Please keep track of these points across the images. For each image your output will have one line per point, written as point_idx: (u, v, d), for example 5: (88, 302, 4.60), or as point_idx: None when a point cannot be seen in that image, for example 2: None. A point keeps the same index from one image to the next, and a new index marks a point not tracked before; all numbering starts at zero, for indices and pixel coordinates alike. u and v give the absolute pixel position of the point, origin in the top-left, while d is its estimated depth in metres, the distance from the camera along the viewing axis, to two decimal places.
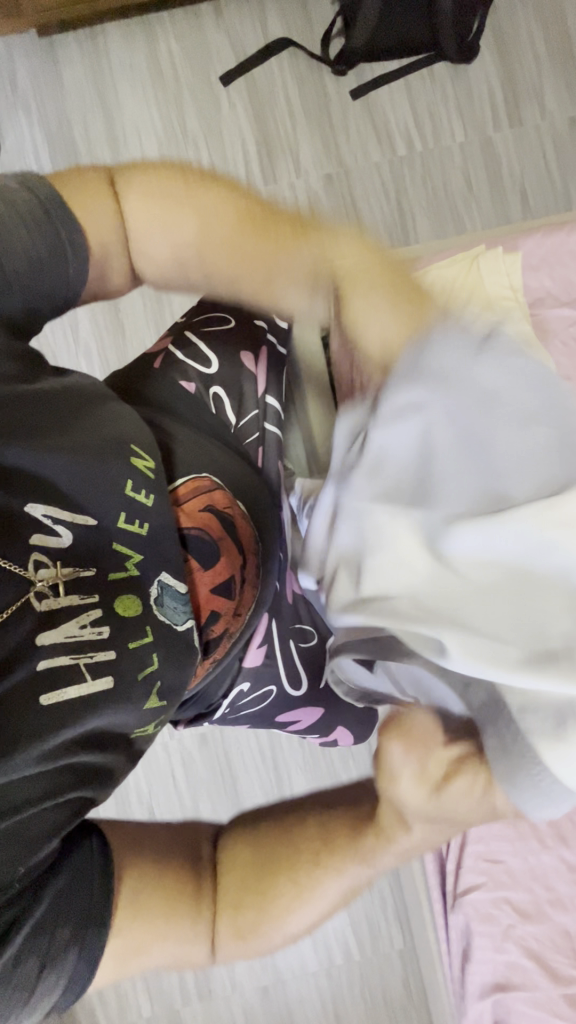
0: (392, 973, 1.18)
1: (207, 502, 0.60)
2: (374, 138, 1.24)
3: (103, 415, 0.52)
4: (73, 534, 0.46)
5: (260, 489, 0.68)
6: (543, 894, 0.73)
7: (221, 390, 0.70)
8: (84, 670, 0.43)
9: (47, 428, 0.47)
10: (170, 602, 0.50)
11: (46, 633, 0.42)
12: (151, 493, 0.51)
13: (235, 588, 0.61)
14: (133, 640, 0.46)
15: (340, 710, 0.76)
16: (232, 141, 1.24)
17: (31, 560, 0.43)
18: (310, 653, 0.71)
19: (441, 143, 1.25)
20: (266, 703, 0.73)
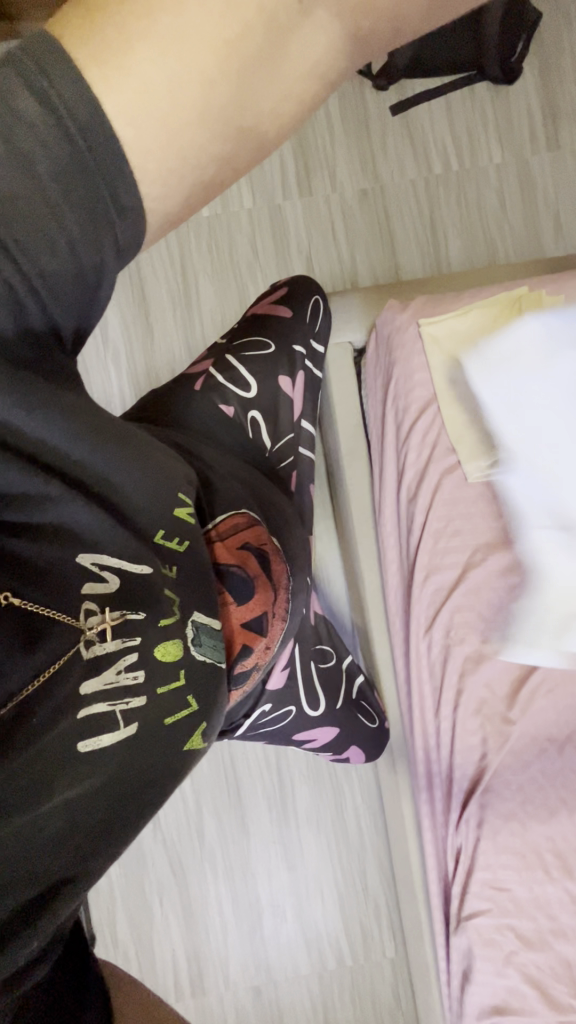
0: (383, 980, 1.21)
1: (243, 539, 0.62)
2: (411, 156, 1.24)
3: (142, 459, 0.55)
4: (119, 579, 0.49)
5: (293, 518, 0.72)
6: (546, 923, 0.74)
7: (258, 416, 0.74)
8: (118, 717, 0.47)
9: (100, 486, 0.51)
10: (206, 639, 0.54)
11: (91, 681, 0.46)
12: (186, 536, 0.55)
13: (265, 623, 0.63)
14: (164, 686, 0.49)
15: (355, 728, 0.81)
16: (270, 152, 1.24)
17: (82, 608, 0.47)
18: (329, 672, 0.78)
19: (478, 163, 1.25)
20: (285, 722, 0.76)
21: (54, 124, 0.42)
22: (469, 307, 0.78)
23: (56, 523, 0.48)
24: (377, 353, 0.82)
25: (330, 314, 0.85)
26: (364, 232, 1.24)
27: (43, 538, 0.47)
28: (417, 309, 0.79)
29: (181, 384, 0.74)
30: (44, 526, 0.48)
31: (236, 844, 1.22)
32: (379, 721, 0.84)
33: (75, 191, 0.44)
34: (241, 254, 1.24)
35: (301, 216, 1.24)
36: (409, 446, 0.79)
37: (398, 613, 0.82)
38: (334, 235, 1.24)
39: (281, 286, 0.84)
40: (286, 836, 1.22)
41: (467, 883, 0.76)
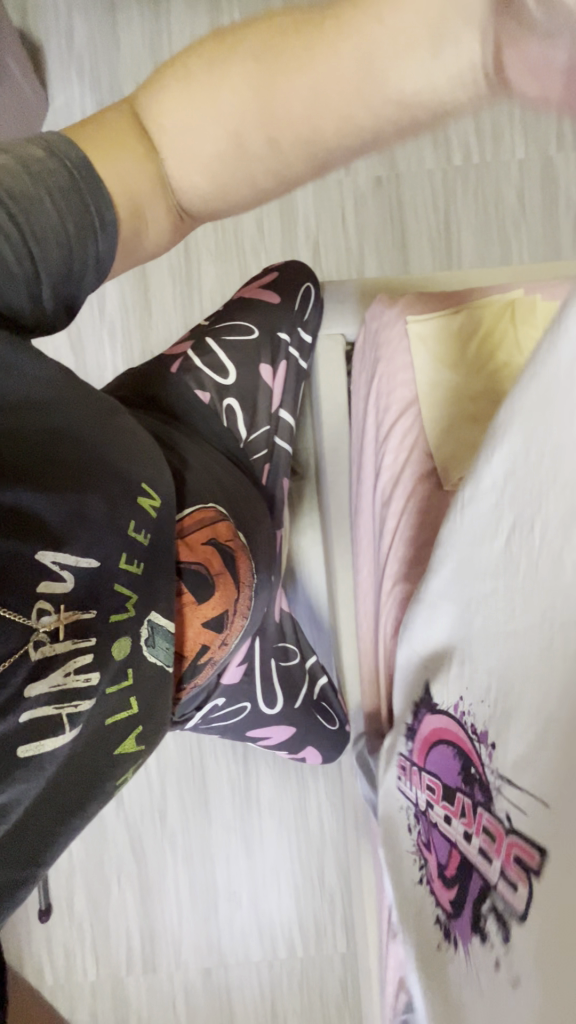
0: (332, 973, 1.21)
1: (209, 535, 0.66)
2: (431, 144, 1.20)
3: (114, 451, 0.57)
4: (76, 579, 0.51)
5: (259, 513, 0.74)
6: None
7: (235, 403, 0.76)
8: (63, 720, 0.49)
9: (68, 475, 0.53)
10: (160, 639, 0.59)
11: (36, 685, 0.47)
12: (149, 533, 0.58)
13: (226, 620, 0.68)
14: (111, 685, 0.54)
15: (311, 729, 0.82)
16: None
17: (35, 608, 0.47)
18: (289, 671, 0.79)
19: (500, 156, 1.20)
20: (239, 717, 0.78)
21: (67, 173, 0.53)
22: (460, 308, 0.75)
23: (20, 512, 0.48)
24: (363, 346, 0.80)
25: (321, 301, 0.85)
26: (375, 220, 1.20)
27: (8, 531, 0.47)
28: (408, 306, 0.76)
29: (159, 365, 0.75)
30: (11, 514, 0.48)
31: (196, 827, 1.22)
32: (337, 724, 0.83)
33: (62, 202, 0.52)
34: (247, 233, 1.21)
35: (312, 200, 1.20)
36: (386, 447, 0.76)
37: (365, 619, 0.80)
38: (344, 220, 1.20)
39: (270, 273, 0.86)
40: (247, 827, 1.22)
41: None
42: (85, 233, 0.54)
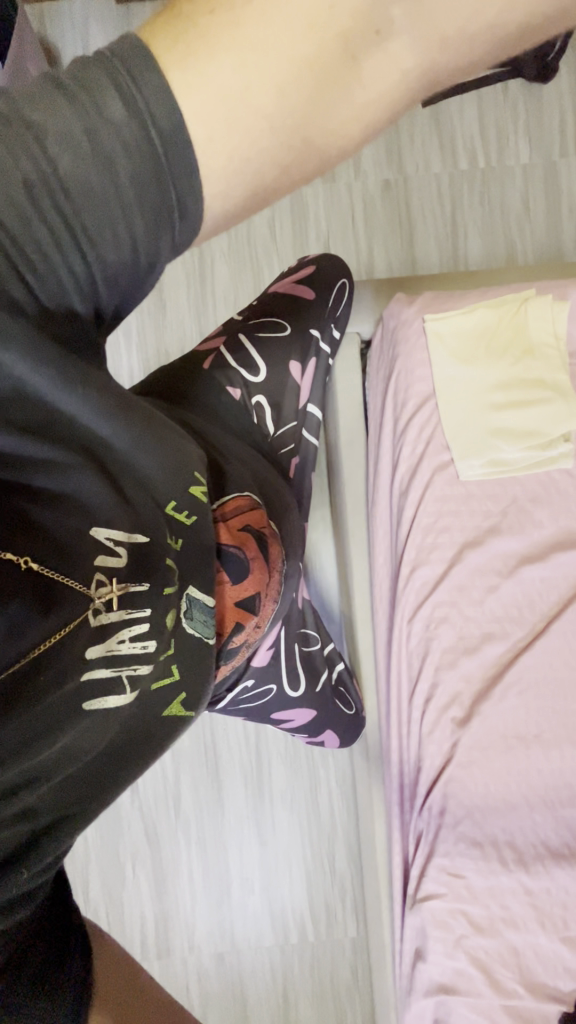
0: (342, 958, 1.24)
1: (245, 519, 0.69)
2: (438, 149, 1.23)
3: (170, 439, 0.61)
4: (129, 551, 0.53)
5: (289, 505, 0.77)
6: (498, 912, 0.72)
7: (264, 402, 0.77)
8: (122, 680, 0.51)
9: (121, 456, 0.55)
10: (197, 611, 0.61)
11: (96, 650, 0.48)
12: (194, 514, 0.61)
13: (257, 603, 0.71)
14: (163, 656, 0.55)
15: (331, 713, 0.84)
16: None
17: (94, 577, 0.49)
18: (311, 655, 0.82)
19: (505, 162, 1.23)
20: (264, 699, 0.79)
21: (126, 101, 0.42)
22: (475, 307, 0.78)
23: (80, 494, 0.51)
24: (381, 342, 0.83)
25: (351, 300, 0.86)
26: (384, 223, 1.23)
27: (72, 512, 0.50)
28: (424, 305, 0.80)
29: (186, 360, 0.77)
30: (73, 497, 0.50)
31: (209, 815, 1.25)
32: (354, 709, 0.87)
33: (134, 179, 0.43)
34: (259, 235, 1.24)
35: (322, 203, 1.24)
36: (405, 440, 0.79)
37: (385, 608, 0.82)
38: (354, 223, 1.23)
39: (307, 265, 0.84)
40: (259, 815, 1.25)
41: (425, 867, 0.74)
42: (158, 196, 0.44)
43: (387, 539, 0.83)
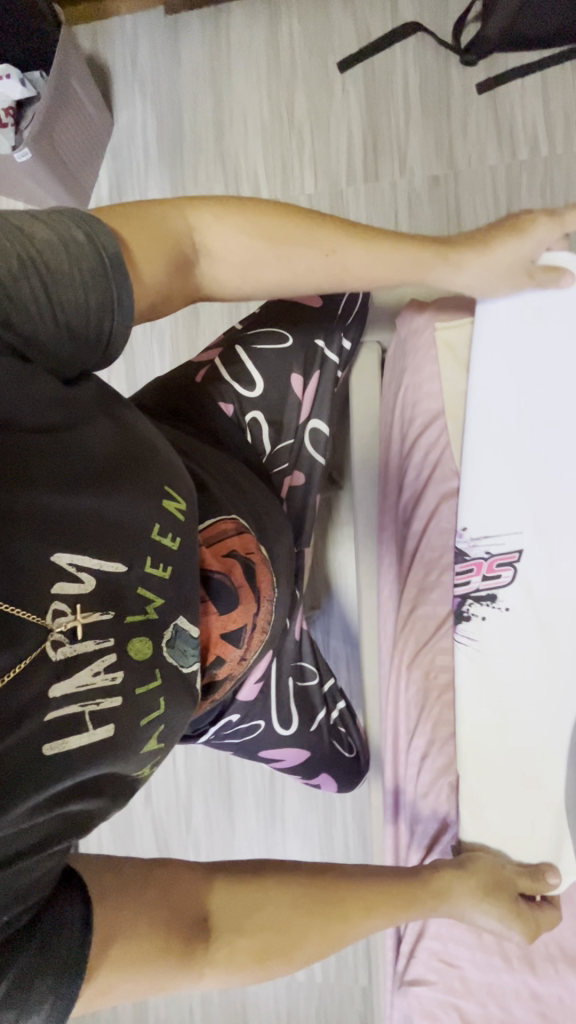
0: (351, 1007, 1.16)
1: (230, 548, 0.65)
2: (494, 138, 1.12)
3: (144, 457, 0.58)
4: (95, 578, 0.51)
5: (284, 528, 0.73)
6: (496, 1013, 0.67)
7: (258, 417, 0.74)
8: (87, 719, 0.49)
9: (86, 473, 0.52)
10: (180, 640, 0.58)
11: (59, 685, 0.47)
12: (178, 536, 0.58)
13: (244, 635, 0.67)
14: (140, 688, 0.53)
15: (328, 756, 0.79)
16: (338, 134, 1.18)
17: (51, 608, 0.47)
18: (306, 695, 0.77)
19: (573, 146, 1.10)
20: (253, 736, 0.77)
21: (90, 242, 0.54)
22: None
23: (37, 514, 0.48)
24: (394, 352, 0.76)
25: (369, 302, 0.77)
26: (430, 221, 1.15)
27: (29, 532, 0.47)
28: (438, 310, 0.71)
29: (184, 374, 0.75)
30: (32, 515, 0.48)
31: (220, 835, 1.22)
32: (352, 754, 0.80)
33: (90, 277, 0.53)
34: None
35: (364, 203, 1.17)
36: (410, 461, 0.74)
37: (386, 645, 0.77)
38: (397, 223, 1.16)
39: None
40: (270, 841, 1.20)
41: (415, 947, 0.71)
42: (105, 307, 0.55)
43: (394, 574, 0.76)
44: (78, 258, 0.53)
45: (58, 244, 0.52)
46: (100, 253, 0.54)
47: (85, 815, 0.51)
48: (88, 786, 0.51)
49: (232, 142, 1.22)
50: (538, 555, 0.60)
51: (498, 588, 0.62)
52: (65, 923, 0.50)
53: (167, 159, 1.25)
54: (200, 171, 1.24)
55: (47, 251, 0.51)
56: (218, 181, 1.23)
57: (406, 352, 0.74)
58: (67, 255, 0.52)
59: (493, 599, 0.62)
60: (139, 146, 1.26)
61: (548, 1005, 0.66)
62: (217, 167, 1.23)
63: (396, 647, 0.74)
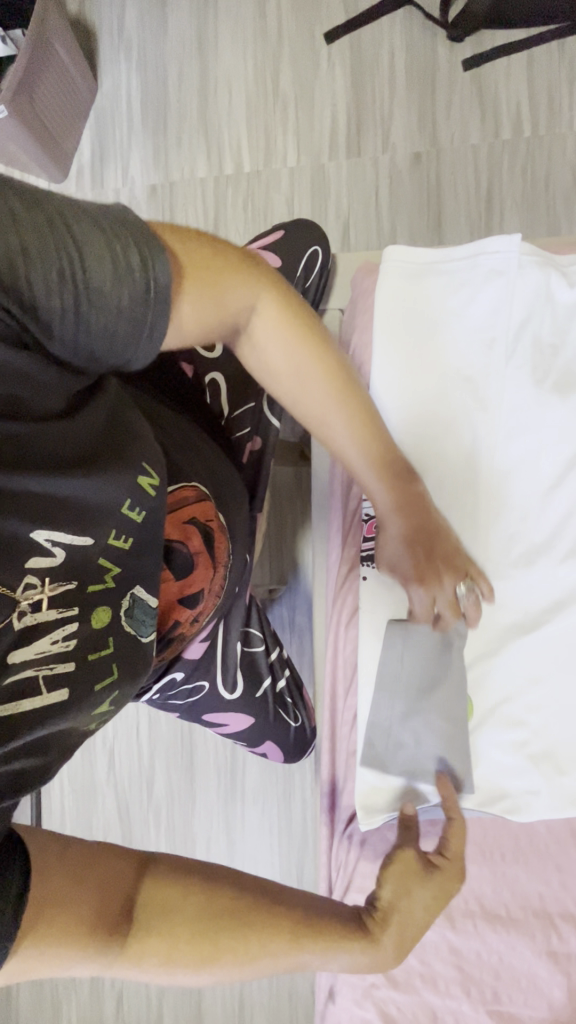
0: (302, 976, 1.18)
1: (190, 515, 0.64)
2: (478, 117, 1.12)
3: (120, 431, 0.56)
4: (66, 551, 0.50)
5: (242, 497, 0.74)
6: (416, 966, 0.69)
7: (221, 380, 0.75)
8: (40, 684, 0.48)
9: (69, 454, 0.50)
10: (137, 611, 0.58)
11: (21, 652, 0.47)
12: (149, 510, 0.56)
13: (201, 598, 0.68)
14: (93, 652, 0.53)
15: (271, 722, 0.80)
16: (322, 105, 1.17)
17: (23, 580, 0.46)
18: (252, 657, 0.78)
19: (555, 128, 1.09)
20: (197, 697, 0.77)
21: (124, 239, 0.47)
22: (438, 267, 0.70)
23: (17, 496, 0.46)
24: (346, 319, 0.79)
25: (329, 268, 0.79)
26: (410, 199, 1.14)
27: (7, 511, 0.45)
28: (385, 268, 0.72)
29: None
30: (10, 496, 0.45)
31: (180, 803, 1.23)
32: (297, 724, 0.81)
33: (123, 275, 0.46)
34: (276, 212, 1.19)
35: (345, 177, 1.16)
36: None
37: (327, 604, 0.78)
38: (377, 199, 1.15)
39: (279, 232, 0.80)
40: (230, 814, 1.21)
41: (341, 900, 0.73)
42: (141, 297, 0.48)
43: (338, 534, 0.78)
44: (122, 280, 0.46)
45: (93, 248, 0.46)
46: (134, 243, 0.47)
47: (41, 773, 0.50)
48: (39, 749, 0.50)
49: (216, 110, 1.21)
50: None
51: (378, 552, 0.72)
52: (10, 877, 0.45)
53: (150, 126, 1.24)
54: (183, 140, 1.23)
55: (76, 245, 0.45)
56: (200, 149, 1.22)
57: (358, 305, 0.75)
58: (113, 277, 0.46)
59: (373, 562, 0.72)
60: (122, 112, 1.25)
61: (466, 960, 0.69)
62: (199, 135, 1.22)
63: (334, 605, 0.76)
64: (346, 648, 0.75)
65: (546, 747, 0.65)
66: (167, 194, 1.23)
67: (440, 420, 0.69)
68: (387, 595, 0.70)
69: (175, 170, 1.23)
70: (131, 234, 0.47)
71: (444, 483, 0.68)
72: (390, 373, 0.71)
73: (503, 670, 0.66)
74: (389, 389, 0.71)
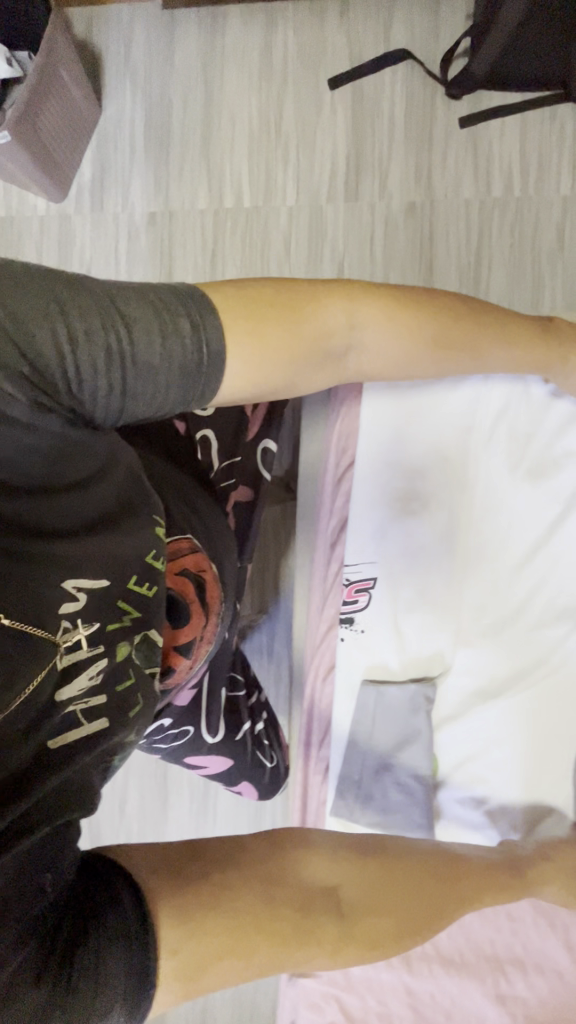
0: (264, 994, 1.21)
1: (184, 569, 0.67)
2: (472, 173, 1.16)
3: (134, 485, 0.60)
4: (94, 597, 0.53)
5: (232, 544, 0.77)
6: (374, 1003, 0.79)
7: (212, 435, 0.77)
8: (81, 717, 0.51)
9: (93, 511, 0.55)
10: (153, 645, 0.60)
11: (62, 689, 0.50)
12: (162, 553, 0.61)
13: (193, 648, 0.70)
14: (124, 686, 0.55)
15: (251, 764, 0.83)
16: (323, 147, 1.20)
17: (59, 624, 0.49)
18: (234, 699, 0.82)
19: (543, 190, 1.14)
20: (182, 741, 0.79)
21: (177, 321, 0.51)
22: None
23: (52, 550, 0.50)
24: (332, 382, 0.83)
25: None
26: (403, 247, 1.18)
27: (42, 565, 0.49)
28: None
29: None
30: (44, 552, 0.50)
31: (151, 824, 1.25)
32: (273, 763, 0.85)
33: (173, 349, 0.51)
34: (273, 248, 1.21)
35: (342, 220, 1.20)
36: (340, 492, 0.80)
37: (306, 653, 0.84)
38: (372, 245, 1.19)
39: None
40: (201, 834, 1.23)
41: None
42: (189, 374, 0.53)
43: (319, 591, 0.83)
44: (173, 354, 0.51)
45: (147, 325, 0.50)
46: (186, 322, 0.51)
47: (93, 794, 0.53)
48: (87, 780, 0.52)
49: (218, 143, 1.23)
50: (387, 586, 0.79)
51: (356, 614, 0.79)
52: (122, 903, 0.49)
53: (152, 154, 1.25)
54: (184, 171, 1.24)
55: (130, 325, 0.50)
56: (201, 181, 1.24)
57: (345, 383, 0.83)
58: (161, 350, 0.50)
59: (351, 623, 0.80)
60: (125, 137, 1.26)
61: (419, 1001, 0.78)
62: (201, 167, 1.24)
63: (312, 657, 0.83)
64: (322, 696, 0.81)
65: (498, 782, 0.78)
66: (166, 223, 1.25)
67: (424, 497, 0.78)
68: (365, 649, 0.80)
69: (175, 199, 1.25)
70: (181, 310, 0.52)
71: (422, 555, 0.78)
72: (377, 446, 0.78)
73: (466, 725, 0.79)
74: (372, 460, 0.79)
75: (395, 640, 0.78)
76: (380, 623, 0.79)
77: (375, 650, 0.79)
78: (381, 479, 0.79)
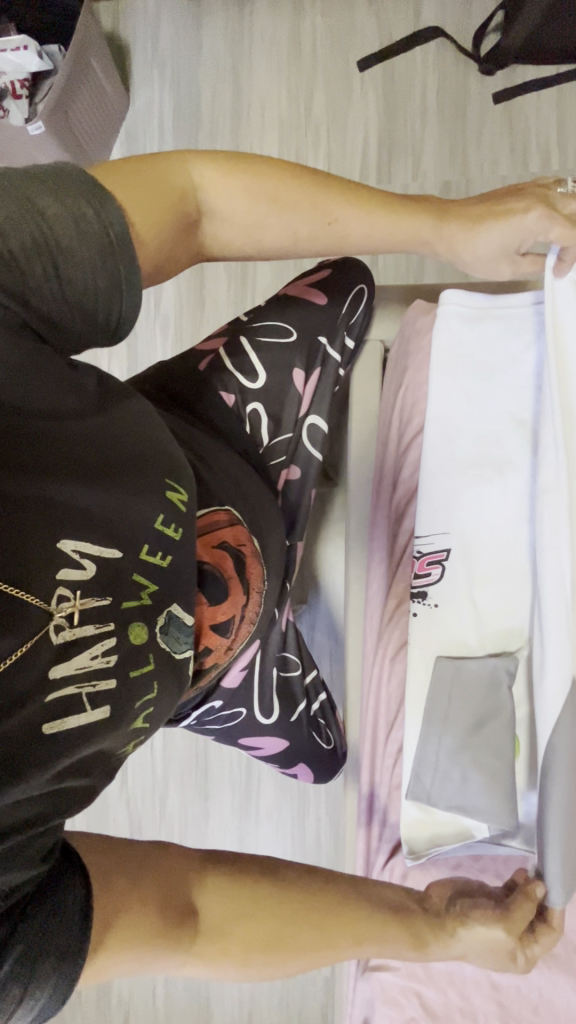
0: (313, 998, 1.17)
1: (220, 541, 0.65)
2: (507, 150, 1.14)
3: (144, 445, 0.57)
4: (97, 564, 0.49)
5: (278, 520, 0.74)
6: (455, 1000, 0.73)
7: (260, 410, 0.76)
8: (85, 700, 0.48)
9: (93, 464, 0.51)
10: (174, 630, 0.57)
11: (58, 668, 0.46)
12: (179, 526, 0.57)
13: (232, 627, 0.67)
14: (134, 669, 0.52)
15: (307, 746, 0.81)
16: (354, 131, 1.19)
17: (56, 593, 0.46)
18: (287, 682, 0.79)
19: None
20: (235, 722, 0.78)
21: (98, 224, 0.53)
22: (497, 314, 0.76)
23: (46, 503, 0.47)
24: (397, 356, 0.84)
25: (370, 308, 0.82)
26: None
27: (34, 518, 0.46)
28: (444, 312, 0.77)
29: (188, 365, 0.76)
30: (37, 503, 0.46)
31: (194, 821, 1.23)
32: (330, 746, 0.83)
33: (102, 258, 0.53)
34: None
35: None
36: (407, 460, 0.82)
37: (368, 632, 0.83)
38: None
39: (324, 266, 0.82)
40: (244, 829, 1.21)
41: None
42: (112, 285, 0.55)
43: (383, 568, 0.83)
44: (99, 266, 0.53)
45: (68, 219, 0.52)
46: (107, 230, 0.53)
47: (78, 793, 0.50)
48: (82, 764, 0.50)
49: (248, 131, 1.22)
50: (459, 558, 0.74)
51: (428, 587, 0.75)
52: (67, 899, 0.50)
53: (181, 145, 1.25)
54: None
55: (53, 221, 0.51)
56: None
57: (408, 352, 0.82)
58: (78, 235, 0.52)
59: (424, 597, 0.75)
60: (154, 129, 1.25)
61: (505, 994, 0.73)
62: None
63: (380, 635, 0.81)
64: (387, 674, 0.79)
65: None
66: None
67: (496, 463, 0.74)
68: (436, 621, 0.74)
69: None
70: (106, 213, 0.54)
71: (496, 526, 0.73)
72: (442, 414, 0.77)
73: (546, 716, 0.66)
74: (440, 428, 0.76)
75: (469, 616, 0.73)
76: (450, 591, 0.74)
77: (449, 626, 0.73)
78: (447, 446, 0.76)
